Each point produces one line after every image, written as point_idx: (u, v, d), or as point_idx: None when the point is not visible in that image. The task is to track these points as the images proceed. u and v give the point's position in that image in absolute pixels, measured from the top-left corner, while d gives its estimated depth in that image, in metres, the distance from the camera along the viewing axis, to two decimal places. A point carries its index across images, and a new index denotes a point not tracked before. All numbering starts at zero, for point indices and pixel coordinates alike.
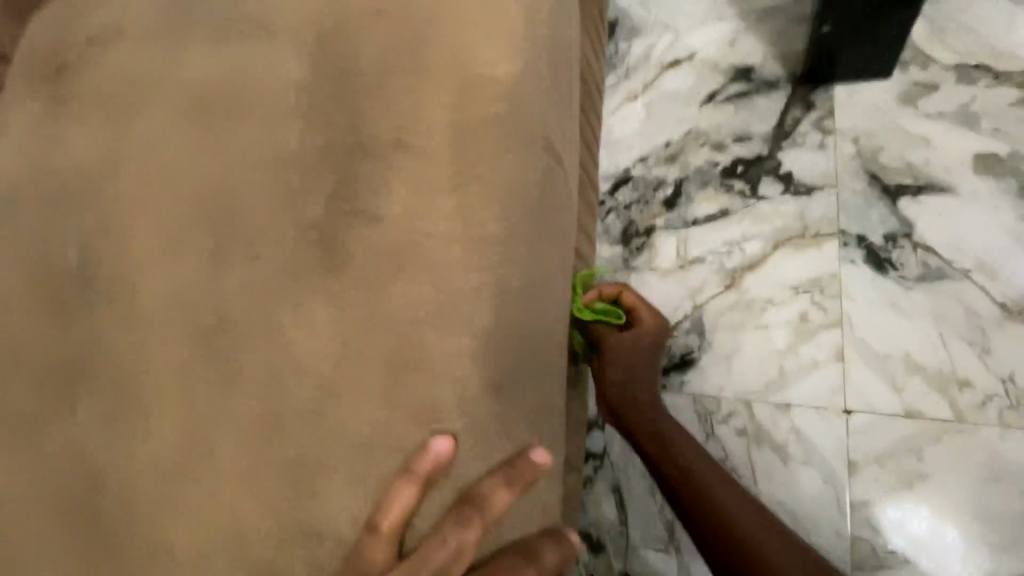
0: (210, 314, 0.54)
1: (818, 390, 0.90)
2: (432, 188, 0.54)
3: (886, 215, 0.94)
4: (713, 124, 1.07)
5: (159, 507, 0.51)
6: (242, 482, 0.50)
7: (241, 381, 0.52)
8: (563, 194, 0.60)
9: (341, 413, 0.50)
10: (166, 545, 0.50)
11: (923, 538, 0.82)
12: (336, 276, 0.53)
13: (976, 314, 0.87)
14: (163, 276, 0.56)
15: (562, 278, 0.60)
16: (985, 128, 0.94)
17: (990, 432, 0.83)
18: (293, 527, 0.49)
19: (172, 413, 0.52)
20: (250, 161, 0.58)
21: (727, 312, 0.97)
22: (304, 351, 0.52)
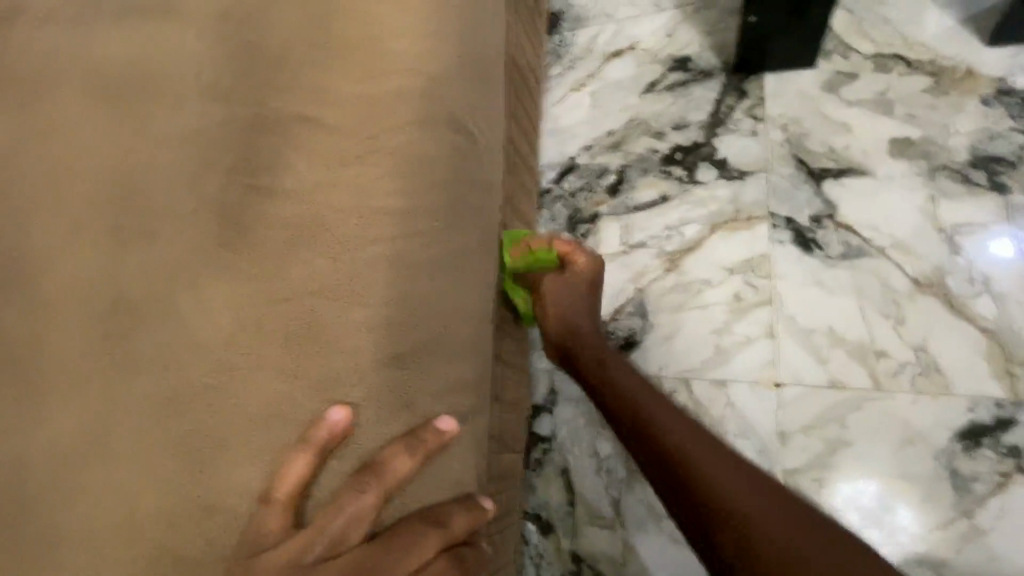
0: (116, 297, 0.53)
1: (752, 365, 0.94)
2: (347, 165, 0.55)
3: (812, 197, 0.98)
4: (653, 113, 1.10)
5: (59, 493, 0.49)
6: (148, 462, 0.49)
7: (150, 365, 0.51)
8: (480, 170, 0.60)
9: (250, 388, 0.50)
10: (68, 529, 0.48)
11: (873, 510, 0.84)
12: (246, 252, 0.53)
13: (890, 288, 0.91)
14: (71, 260, 0.54)
15: (483, 253, 0.60)
16: (899, 114, 0.98)
17: (904, 397, 0.87)
18: (203, 512, 0.48)
19: (75, 396, 0.51)
20: (163, 143, 0.57)
21: (669, 293, 1.00)
22: (215, 331, 0.51)
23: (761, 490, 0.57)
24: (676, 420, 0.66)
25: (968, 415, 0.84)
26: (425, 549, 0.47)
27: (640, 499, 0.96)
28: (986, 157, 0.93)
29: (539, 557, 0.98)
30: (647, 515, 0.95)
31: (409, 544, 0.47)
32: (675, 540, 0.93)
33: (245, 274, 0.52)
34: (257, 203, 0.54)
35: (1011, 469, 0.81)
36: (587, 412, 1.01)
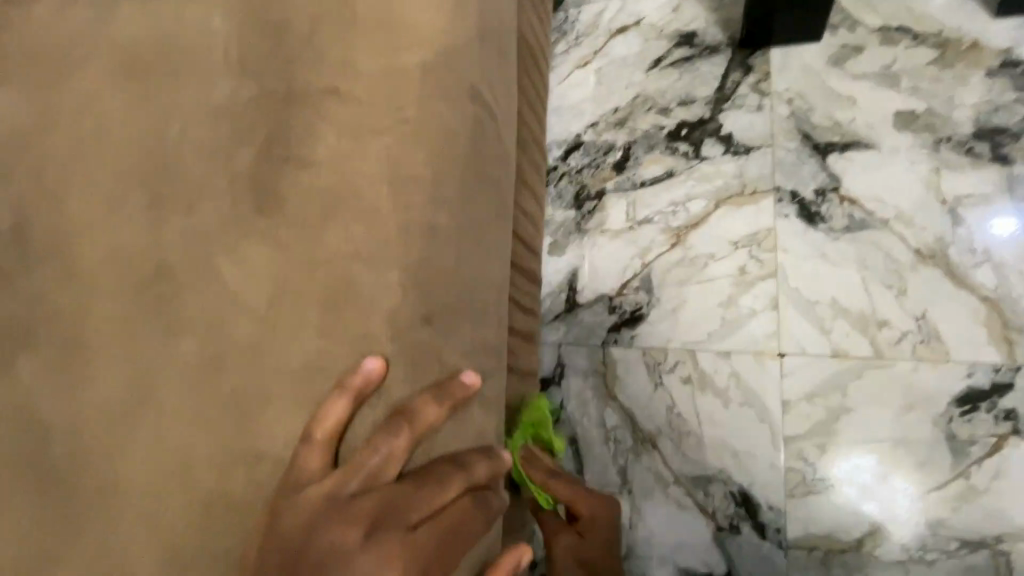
0: (150, 264, 0.55)
1: (756, 336, 0.96)
2: (368, 136, 0.56)
3: (817, 172, 1.00)
4: (659, 89, 1.11)
5: (103, 448, 0.53)
6: (186, 418, 0.52)
7: (185, 329, 0.54)
8: (496, 141, 0.62)
9: (276, 346, 0.52)
10: (115, 482, 0.52)
11: (873, 483, 0.87)
12: (272, 219, 0.55)
13: (893, 259, 0.93)
14: (103, 234, 0.57)
15: (499, 221, 0.62)
16: (904, 87, 0.99)
17: (905, 364, 0.89)
18: (240, 463, 0.51)
19: (114, 359, 0.54)
20: (187, 121, 0.58)
21: (674, 268, 1.03)
22: (244, 296, 0.54)
23: None
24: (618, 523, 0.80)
25: (965, 381, 0.86)
26: (452, 489, 0.50)
27: (647, 467, 0.98)
28: (991, 129, 0.94)
29: None
30: (654, 482, 0.98)
31: (438, 484, 0.49)
32: (680, 505, 0.96)
33: (273, 243, 0.54)
34: (282, 174, 0.56)
35: (1008, 432, 0.84)
36: (594, 384, 1.04)
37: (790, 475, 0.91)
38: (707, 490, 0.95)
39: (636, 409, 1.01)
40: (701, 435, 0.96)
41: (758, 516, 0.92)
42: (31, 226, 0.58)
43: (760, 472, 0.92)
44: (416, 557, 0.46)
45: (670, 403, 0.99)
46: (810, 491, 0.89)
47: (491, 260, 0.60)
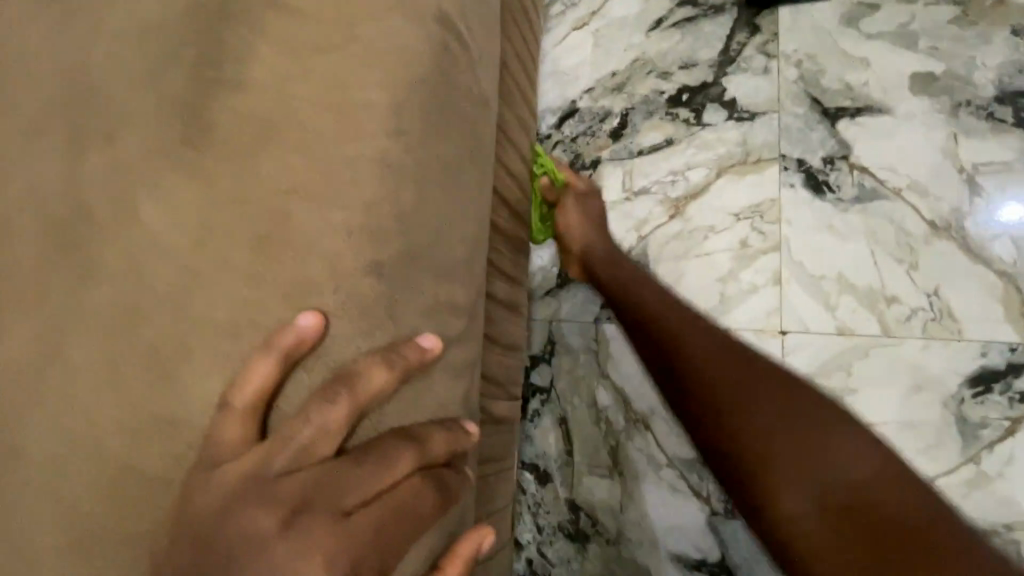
0: (61, 206, 0.50)
1: (756, 313, 0.91)
2: (323, 75, 0.50)
3: (826, 138, 0.93)
4: (660, 52, 1.04)
5: (7, 407, 0.48)
6: (96, 375, 0.47)
7: (97, 278, 0.48)
8: (470, 90, 0.56)
9: (201, 300, 0.47)
10: (21, 443, 0.47)
11: None
12: (202, 161, 0.49)
13: (904, 231, 0.87)
14: (29, 183, 0.51)
15: (473, 178, 0.57)
16: (922, 47, 0.92)
17: (913, 342, 0.84)
18: (156, 428, 0.46)
19: (20, 311, 0.49)
20: (119, 54, 0.52)
21: (671, 241, 0.97)
22: (166, 242, 0.48)
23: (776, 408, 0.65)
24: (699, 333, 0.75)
25: (978, 361, 0.81)
26: (399, 466, 0.46)
27: (639, 449, 0.94)
28: (1014, 93, 0.87)
29: (537, 506, 0.98)
30: (646, 465, 0.93)
31: (382, 460, 0.45)
32: (672, 489, 0.91)
33: (211, 187, 0.48)
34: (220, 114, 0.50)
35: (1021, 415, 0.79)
36: (585, 363, 0.99)
37: None
38: (700, 473, 0.91)
39: (629, 388, 0.96)
40: None
41: None
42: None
43: None
44: (349, 542, 0.43)
45: None
46: None
47: (460, 218, 0.54)
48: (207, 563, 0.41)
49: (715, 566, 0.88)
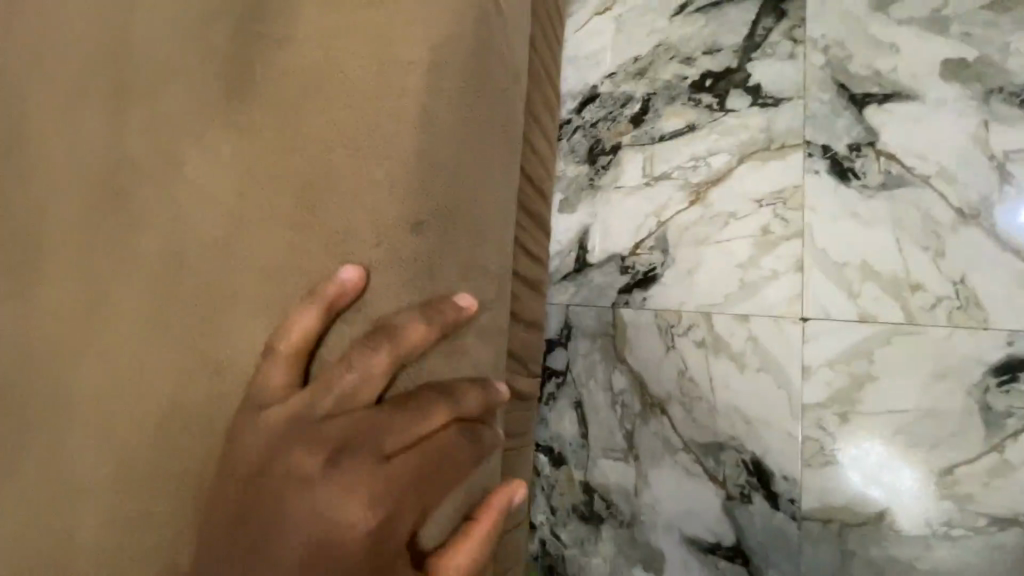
0: (116, 169, 0.56)
1: (776, 299, 0.91)
2: (362, 52, 0.53)
3: (852, 125, 0.92)
4: (684, 37, 1.03)
5: (69, 349, 0.54)
6: (149, 322, 0.53)
7: (148, 235, 0.54)
8: (499, 63, 0.57)
9: (241, 256, 0.52)
10: (80, 380, 0.54)
11: (879, 473, 0.82)
12: (247, 137, 0.53)
13: (931, 219, 0.86)
14: (99, 156, 0.56)
15: (501, 151, 0.58)
16: (954, 33, 0.90)
17: (937, 330, 0.83)
18: (200, 368, 0.51)
19: (80, 264, 0.55)
20: (177, 44, 0.56)
21: (692, 226, 0.97)
22: (210, 209, 0.53)
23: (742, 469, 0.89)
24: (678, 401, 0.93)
25: (1005, 349, 0.80)
26: (436, 417, 0.48)
27: (655, 432, 0.94)
28: None
29: (551, 487, 0.99)
30: (662, 448, 0.93)
31: (419, 410, 0.47)
32: (688, 472, 0.91)
33: (270, 167, 0.52)
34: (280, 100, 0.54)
35: None
36: (602, 347, 0.99)
37: (807, 444, 0.86)
38: (717, 457, 0.90)
39: (646, 372, 0.96)
40: (712, 400, 0.91)
41: (770, 485, 0.87)
42: (30, 150, 0.58)
43: (774, 440, 0.87)
44: (386, 485, 0.46)
45: (682, 366, 0.94)
46: (827, 461, 0.84)
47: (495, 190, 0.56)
48: (255, 503, 0.46)
49: (729, 550, 0.88)
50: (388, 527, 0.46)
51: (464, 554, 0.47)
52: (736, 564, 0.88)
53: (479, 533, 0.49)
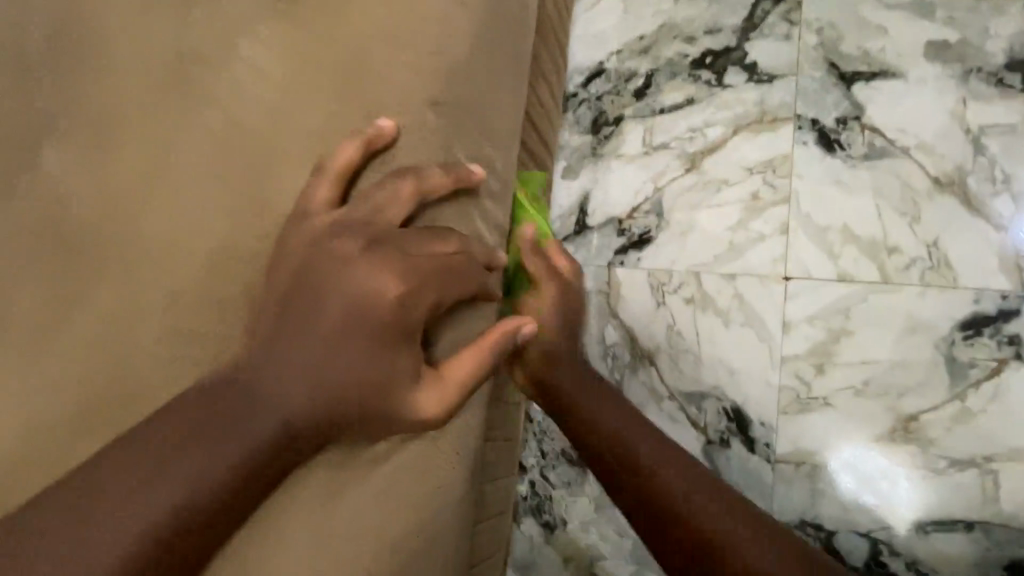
0: (169, 72, 0.60)
1: (762, 260, 0.96)
2: (389, 5, 0.63)
3: (840, 100, 0.98)
4: (687, 17, 1.09)
5: (134, 225, 0.57)
6: (201, 203, 0.58)
7: (204, 123, 0.59)
8: (501, 30, 0.71)
9: (278, 158, 0.60)
10: (139, 256, 0.57)
11: (873, 476, 0.85)
12: (287, 61, 0.61)
13: (910, 187, 0.91)
14: (159, 56, 0.60)
15: (500, 99, 0.71)
16: (939, 16, 0.96)
17: (911, 289, 0.88)
18: (240, 249, 0.58)
19: (145, 149, 0.59)
20: None
21: (686, 192, 1.03)
22: (248, 114, 0.60)
23: (724, 416, 0.94)
24: (668, 347, 0.99)
25: (972, 306, 0.85)
26: (449, 240, 0.61)
27: (642, 383, 0.99)
28: None
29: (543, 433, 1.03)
30: (648, 397, 0.99)
31: (438, 233, 0.61)
32: (673, 420, 0.97)
33: (311, 90, 0.61)
34: (321, 38, 0.61)
35: (1010, 357, 0.83)
36: (597, 303, 1.05)
37: (783, 394, 0.91)
38: (700, 405, 0.96)
39: (636, 326, 1.01)
40: (700, 354, 0.97)
41: (748, 431, 0.92)
42: (79, 49, 0.60)
43: (754, 390, 0.93)
44: (408, 276, 0.57)
45: (671, 321, 0.99)
46: (802, 409, 0.90)
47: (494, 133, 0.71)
48: (301, 287, 0.56)
49: None
50: (408, 303, 0.57)
51: (469, 358, 0.62)
52: None
53: (482, 345, 0.63)
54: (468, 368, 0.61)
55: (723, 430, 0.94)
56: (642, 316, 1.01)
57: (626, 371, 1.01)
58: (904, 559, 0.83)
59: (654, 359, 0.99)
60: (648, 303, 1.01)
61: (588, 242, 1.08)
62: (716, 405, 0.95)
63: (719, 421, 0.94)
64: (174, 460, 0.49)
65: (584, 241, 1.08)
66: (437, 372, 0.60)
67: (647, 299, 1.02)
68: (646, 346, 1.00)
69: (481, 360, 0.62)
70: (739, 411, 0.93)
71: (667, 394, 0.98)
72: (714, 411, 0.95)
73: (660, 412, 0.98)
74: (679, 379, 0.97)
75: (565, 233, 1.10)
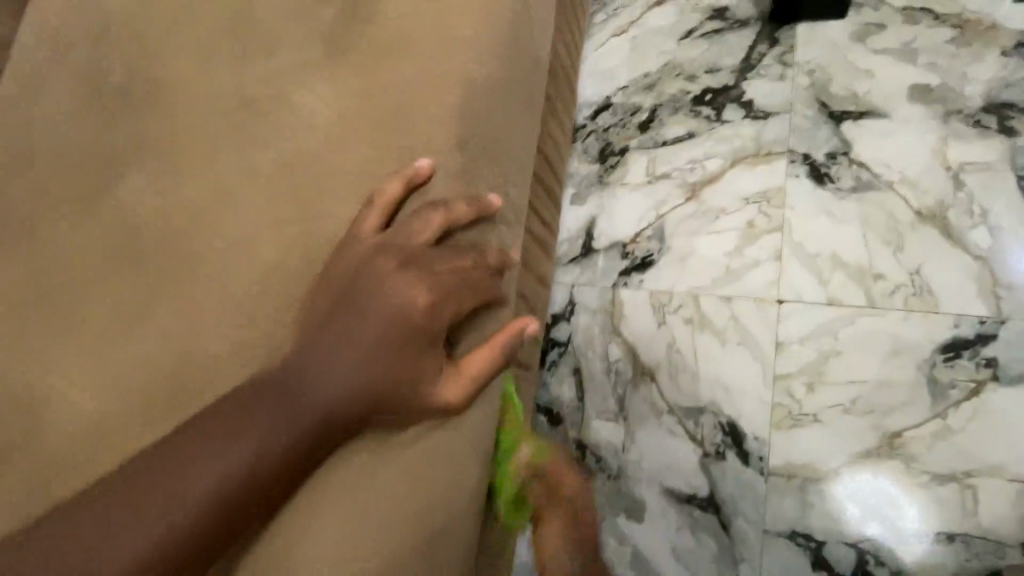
0: (235, 122, 0.73)
1: (757, 284, 1.03)
2: (421, 57, 0.72)
3: (830, 137, 1.06)
4: (689, 58, 1.18)
5: (204, 242, 0.70)
6: (258, 227, 0.70)
7: (261, 163, 0.71)
8: (520, 75, 0.79)
9: (323, 189, 0.70)
10: (207, 269, 0.69)
11: (874, 505, 0.90)
12: (333, 110, 0.72)
13: (894, 218, 0.98)
14: (223, 108, 0.74)
15: (516, 135, 0.79)
16: (921, 62, 1.04)
17: (896, 313, 0.94)
18: (287, 265, 0.68)
19: (216, 181, 0.71)
20: (284, 48, 0.75)
21: (686, 219, 1.10)
22: (299, 154, 0.71)
23: (720, 430, 0.99)
24: (668, 365, 1.05)
25: (952, 330, 0.92)
26: (469, 256, 0.68)
27: (643, 398, 1.05)
28: (1000, 104, 0.99)
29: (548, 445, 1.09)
30: (649, 412, 1.04)
31: (460, 250, 0.68)
32: (672, 433, 1.02)
33: (354, 134, 0.71)
34: (362, 90, 0.72)
35: (987, 378, 0.89)
36: (601, 322, 1.11)
37: (776, 410, 0.97)
38: (698, 419, 1.01)
39: (638, 344, 1.07)
40: (699, 371, 1.02)
41: (742, 445, 0.98)
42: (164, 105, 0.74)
43: (748, 406, 0.98)
44: (435, 289, 0.64)
45: (671, 339, 1.06)
46: (793, 425, 0.95)
47: (509, 164, 0.78)
48: (338, 300, 0.64)
49: (704, 501, 0.98)
50: (432, 316, 0.64)
51: (482, 355, 0.68)
52: (709, 514, 0.98)
53: (498, 340, 0.69)
54: (482, 362, 0.68)
55: (719, 443, 0.99)
56: (644, 334, 1.07)
57: (629, 386, 1.06)
58: (890, 569, 0.88)
59: (655, 374, 1.05)
60: (649, 322, 1.08)
61: (594, 264, 1.14)
62: (713, 420, 1.00)
63: (715, 435, 1.00)
64: (211, 460, 0.57)
65: (590, 263, 1.15)
66: (456, 368, 0.67)
67: (649, 318, 1.08)
68: (648, 363, 1.06)
69: (493, 356, 0.69)
70: (735, 426, 0.99)
71: (667, 409, 1.03)
72: (711, 425, 1.00)
73: (660, 426, 1.03)
74: (678, 394, 1.03)
75: (572, 255, 1.16)
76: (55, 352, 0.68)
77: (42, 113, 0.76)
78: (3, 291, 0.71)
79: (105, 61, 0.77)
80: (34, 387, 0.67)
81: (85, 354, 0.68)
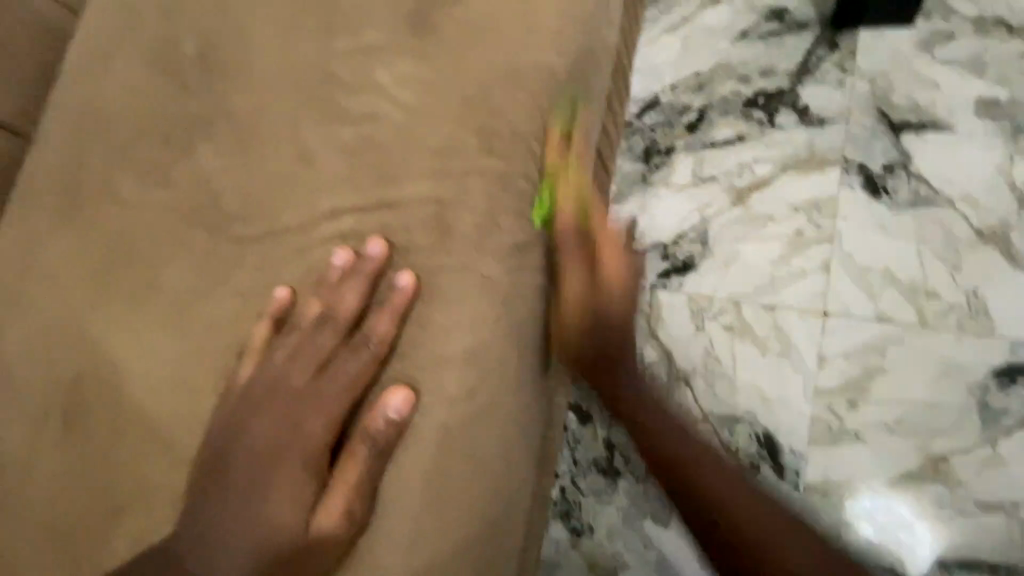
0: (299, 109, 0.74)
1: (804, 294, 1.00)
2: (487, 51, 0.71)
3: (888, 148, 1.02)
4: (742, 59, 1.15)
5: (264, 230, 0.72)
6: (318, 213, 0.71)
7: (325, 151, 0.72)
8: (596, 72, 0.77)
9: (384, 179, 0.70)
10: (268, 256, 0.71)
11: (889, 523, 0.89)
12: (397, 99, 0.72)
13: (953, 237, 0.96)
14: (287, 98, 0.74)
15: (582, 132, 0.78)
16: (989, 76, 1.01)
17: (947, 334, 0.93)
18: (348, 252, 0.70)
19: (276, 171, 0.73)
20: (348, 32, 0.74)
21: (732, 224, 1.07)
22: (359, 143, 0.72)
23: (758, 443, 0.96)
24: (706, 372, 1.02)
25: (1006, 355, 0.90)
26: (348, 289, 0.68)
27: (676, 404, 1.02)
28: None
29: (576, 442, 1.07)
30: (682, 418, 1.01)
31: (342, 288, 0.68)
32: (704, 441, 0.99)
33: (426, 122, 0.71)
34: (426, 82, 0.72)
35: None
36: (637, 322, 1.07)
37: (815, 425, 0.95)
38: (732, 429, 0.98)
39: (675, 347, 1.04)
40: (737, 379, 1.00)
41: (778, 458, 0.95)
42: (229, 95, 0.76)
43: (788, 419, 0.96)
44: (344, 381, 0.66)
45: (709, 345, 1.03)
46: (831, 442, 0.94)
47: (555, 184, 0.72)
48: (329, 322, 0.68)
49: None
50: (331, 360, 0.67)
51: (354, 468, 0.63)
52: None
53: (358, 456, 0.63)
54: (354, 478, 0.63)
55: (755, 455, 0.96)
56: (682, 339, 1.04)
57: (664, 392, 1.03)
58: None
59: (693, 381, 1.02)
60: (688, 326, 1.04)
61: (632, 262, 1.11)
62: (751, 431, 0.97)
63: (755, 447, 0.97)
64: (243, 501, 0.63)
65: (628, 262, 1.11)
66: (329, 488, 0.63)
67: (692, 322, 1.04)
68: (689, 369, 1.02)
69: (367, 464, 0.63)
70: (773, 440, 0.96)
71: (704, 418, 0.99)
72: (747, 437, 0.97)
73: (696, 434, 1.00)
74: (711, 403, 1.00)
75: None
76: (129, 325, 0.73)
77: (121, 101, 0.80)
78: (83, 271, 0.76)
79: (182, 41, 0.80)
80: (111, 357, 0.72)
81: (153, 336, 0.72)
